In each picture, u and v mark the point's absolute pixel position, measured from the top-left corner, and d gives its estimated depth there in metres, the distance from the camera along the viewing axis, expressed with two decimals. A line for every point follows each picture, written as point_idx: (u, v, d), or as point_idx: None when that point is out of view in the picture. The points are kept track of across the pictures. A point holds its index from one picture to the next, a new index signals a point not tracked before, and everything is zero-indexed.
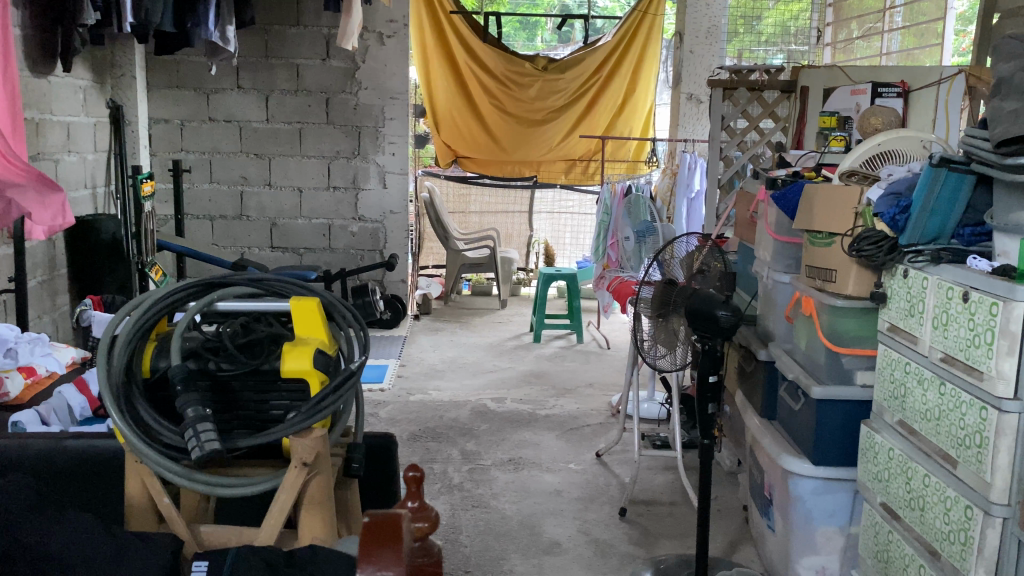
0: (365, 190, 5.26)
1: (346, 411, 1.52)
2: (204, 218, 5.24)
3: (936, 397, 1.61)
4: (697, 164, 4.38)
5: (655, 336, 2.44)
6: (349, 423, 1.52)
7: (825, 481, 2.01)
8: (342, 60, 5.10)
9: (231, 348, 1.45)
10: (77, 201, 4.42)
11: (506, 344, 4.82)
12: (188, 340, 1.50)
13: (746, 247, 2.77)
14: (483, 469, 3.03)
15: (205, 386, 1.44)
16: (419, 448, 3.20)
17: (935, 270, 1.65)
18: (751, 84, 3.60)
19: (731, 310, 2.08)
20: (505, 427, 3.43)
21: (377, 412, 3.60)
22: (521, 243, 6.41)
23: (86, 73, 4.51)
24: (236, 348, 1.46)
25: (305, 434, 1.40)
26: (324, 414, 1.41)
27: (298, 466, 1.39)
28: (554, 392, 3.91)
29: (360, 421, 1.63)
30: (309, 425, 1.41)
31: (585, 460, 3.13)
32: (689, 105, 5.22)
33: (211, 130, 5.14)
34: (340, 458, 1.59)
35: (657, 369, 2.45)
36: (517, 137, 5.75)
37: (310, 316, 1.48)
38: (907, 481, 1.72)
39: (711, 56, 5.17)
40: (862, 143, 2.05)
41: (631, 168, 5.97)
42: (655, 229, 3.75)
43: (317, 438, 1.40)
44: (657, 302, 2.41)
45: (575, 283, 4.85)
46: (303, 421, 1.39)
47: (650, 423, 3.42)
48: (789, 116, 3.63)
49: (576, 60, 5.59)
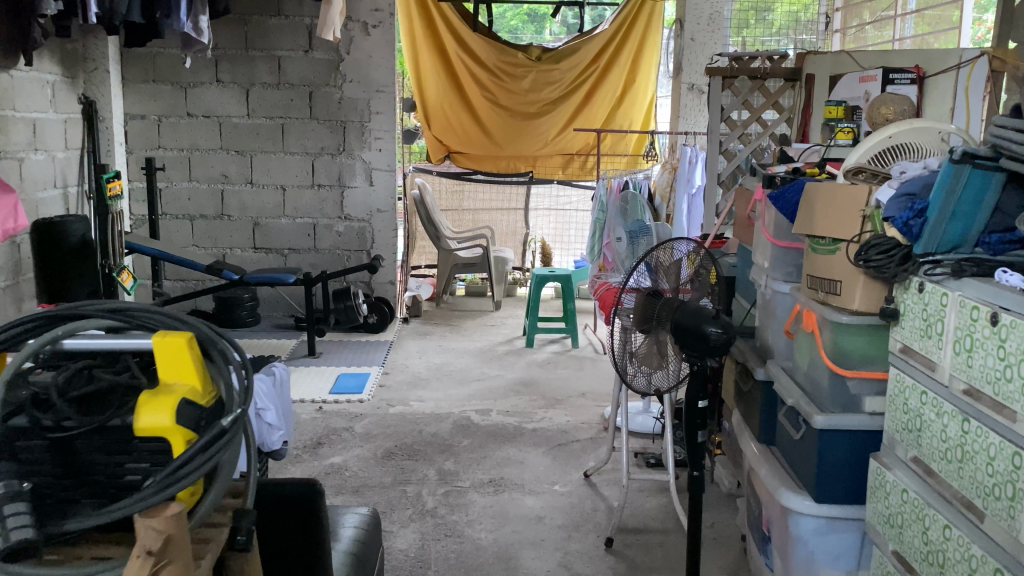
0: (351, 187, 5.02)
1: (229, 472, 0.99)
2: (183, 218, 5.03)
3: (959, 435, 1.37)
4: (699, 158, 4.12)
5: (643, 353, 2.17)
6: (231, 485, 0.98)
7: (829, 520, 1.77)
8: (325, 51, 4.86)
9: (71, 398, 0.95)
10: (45, 202, 4.23)
11: (497, 349, 4.59)
12: (21, 386, 1.00)
13: (745, 250, 2.52)
14: (461, 491, 2.79)
15: (38, 449, 0.92)
16: (393, 467, 2.97)
17: (956, 284, 1.40)
18: (752, 72, 3.34)
19: (722, 326, 1.82)
20: (489, 443, 3.20)
21: (353, 426, 3.36)
22: (517, 241, 6.18)
23: (55, 67, 4.32)
24: (77, 398, 0.96)
25: (155, 513, 0.87)
26: (188, 483, 0.90)
27: (140, 558, 0.85)
28: (543, 402, 3.68)
29: (256, 471, 1.08)
30: (167, 500, 0.89)
31: (572, 481, 2.89)
32: (690, 96, 4.94)
33: (189, 126, 4.92)
34: (225, 527, 1.03)
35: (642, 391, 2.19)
36: (510, 131, 5.51)
37: (176, 354, 0.96)
38: (924, 531, 1.47)
39: (714, 43, 4.89)
40: (870, 136, 1.80)
41: (630, 162, 5.71)
42: (649, 229, 3.50)
43: (172, 516, 0.87)
44: (641, 314, 2.13)
45: (570, 285, 4.60)
46: (159, 495, 0.87)
47: (643, 437, 3.18)
48: (794, 106, 3.36)
49: (571, 49, 5.33)
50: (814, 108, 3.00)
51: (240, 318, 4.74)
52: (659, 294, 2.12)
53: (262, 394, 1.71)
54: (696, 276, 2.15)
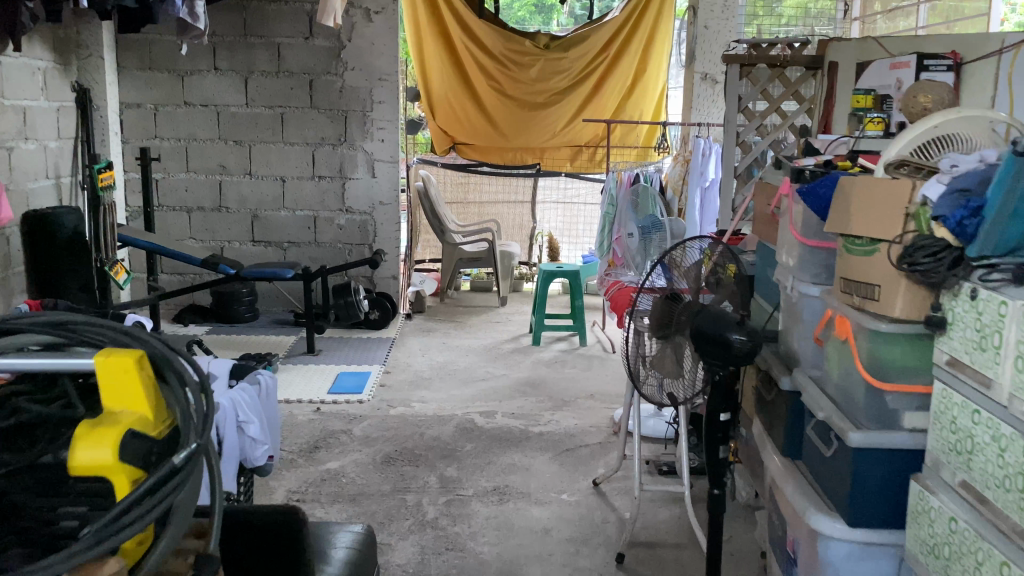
0: (353, 179, 4.88)
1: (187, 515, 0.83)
2: (181, 209, 4.89)
3: (1019, 463, 1.21)
4: (713, 150, 3.95)
5: (658, 359, 2.02)
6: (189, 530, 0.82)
7: (863, 546, 1.62)
8: (326, 38, 4.71)
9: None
10: (36, 192, 4.10)
11: (502, 347, 4.44)
12: None
13: (767, 247, 2.37)
14: (463, 500, 2.65)
15: None
16: (392, 473, 2.83)
17: (1016, 293, 1.24)
18: (771, 59, 3.17)
19: (746, 334, 1.66)
20: (493, 448, 3.06)
21: (351, 429, 3.23)
22: (523, 235, 6.03)
23: (47, 54, 4.19)
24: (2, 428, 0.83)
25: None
26: (129, 534, 0.73)
27: None
28: (550, 404, 3.53)
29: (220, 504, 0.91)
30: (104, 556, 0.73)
31: (580, 490, 2.74)
32: (703, 86, 4.78)
33: (186, 115, 4.77)
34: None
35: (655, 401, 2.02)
36: (517, 122, 5.35)
37: (121, 377, 0.82)
38: (975, 566, 1.32)
39: (728, 31, 4.72)
40: (915, 123, 1.63)
41: (640, 154, 5.55)
42: (661, 224, 3.34)
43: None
44: (657, 320, 2.00)
45: (578, 281, 4.45)
46: (91, 549, 0.71)
47: (655, 442, 3.03)
48: (815, 96, 3.20)
49: (580, 37, 5.16)
50: (838, 98, 2.85)
51: (239, 313, 4.61)
52: (677, 297, 1.97)
53: (247, 407, 1.57)
54: (713, 276, 1.97)
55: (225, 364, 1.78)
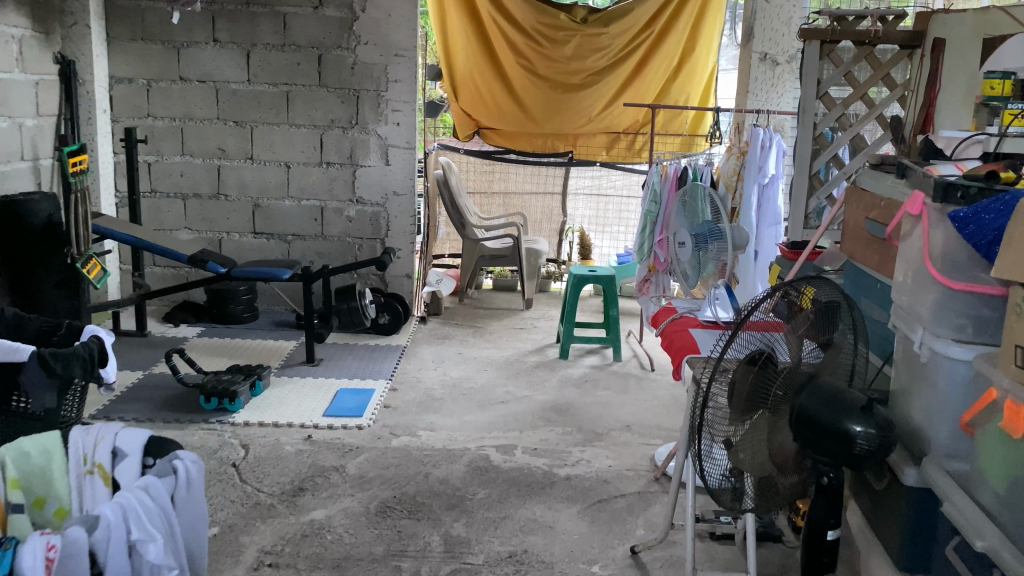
0: (364, 166, 4.37)
1: None
2: (176, 196, 4.44)
3: None
4: (774, 142, 3.40)
5: (739, 448, 1.44)
6: None
7: None
8: (337, 8, 4.20)
9: None
10: (9, 175, 3.65)
11: (526, 360, 3.93)
12: None
13: (867, 278, 1.85)
14: (472, 572, 2.16)
15: None
16: (387, 530, 2.35)
17: None
18: (859, 35, 2.59)
19: (873, 426, 1.23)
20: (510, 497, 2.56)
21: (345, 465, 2.75)
22: (553, 229, 5.50)
23: (22, 19, 3.73)
24: None
25: None
26: None
27: None
28: (581, 437, 3.03)
29: None
30: None
31: (615, 560, 2.24)
32: (762, 68, 4.18)
33: (182, 92, 4.30)
34: None
35: (722, 497, 1.47)
36: (550, 105, 4.82)
37: None
38: None
39: (793, 5, 4.11)
40: None
41: (685, 143, 4.99)
42: (721, 231, 2.73)
43: None
44: (742, 399, 1.44)
45: (613, 289, 3.91)
46: None
47: (706, 496, 2.52)
48: (914, 81, 2.61)
49: (623, 11, 4.59)
50: (947, 80, 2.34)
51: (235, 314, 4.16)
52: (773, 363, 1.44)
53: (144, 523, 1.43)
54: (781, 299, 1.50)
55: (134, 441, 1.65)
